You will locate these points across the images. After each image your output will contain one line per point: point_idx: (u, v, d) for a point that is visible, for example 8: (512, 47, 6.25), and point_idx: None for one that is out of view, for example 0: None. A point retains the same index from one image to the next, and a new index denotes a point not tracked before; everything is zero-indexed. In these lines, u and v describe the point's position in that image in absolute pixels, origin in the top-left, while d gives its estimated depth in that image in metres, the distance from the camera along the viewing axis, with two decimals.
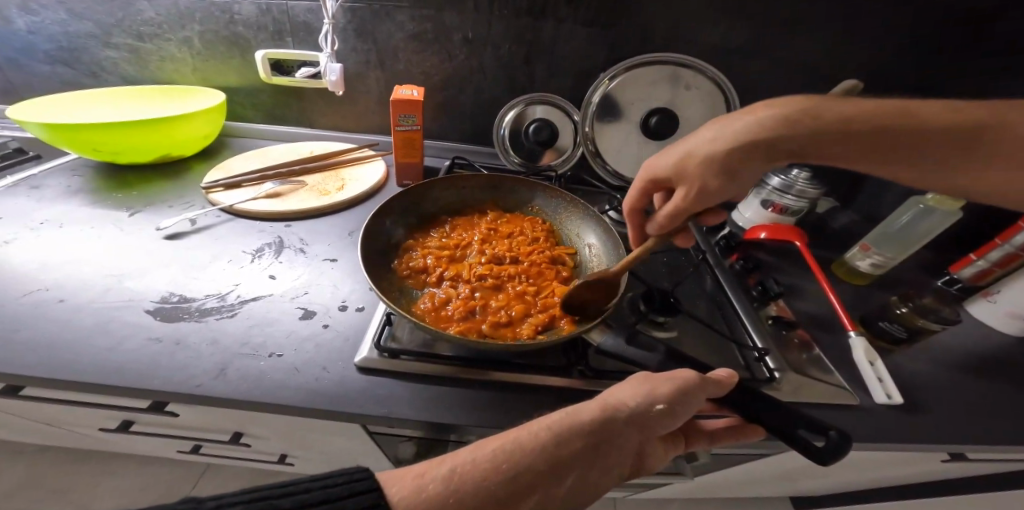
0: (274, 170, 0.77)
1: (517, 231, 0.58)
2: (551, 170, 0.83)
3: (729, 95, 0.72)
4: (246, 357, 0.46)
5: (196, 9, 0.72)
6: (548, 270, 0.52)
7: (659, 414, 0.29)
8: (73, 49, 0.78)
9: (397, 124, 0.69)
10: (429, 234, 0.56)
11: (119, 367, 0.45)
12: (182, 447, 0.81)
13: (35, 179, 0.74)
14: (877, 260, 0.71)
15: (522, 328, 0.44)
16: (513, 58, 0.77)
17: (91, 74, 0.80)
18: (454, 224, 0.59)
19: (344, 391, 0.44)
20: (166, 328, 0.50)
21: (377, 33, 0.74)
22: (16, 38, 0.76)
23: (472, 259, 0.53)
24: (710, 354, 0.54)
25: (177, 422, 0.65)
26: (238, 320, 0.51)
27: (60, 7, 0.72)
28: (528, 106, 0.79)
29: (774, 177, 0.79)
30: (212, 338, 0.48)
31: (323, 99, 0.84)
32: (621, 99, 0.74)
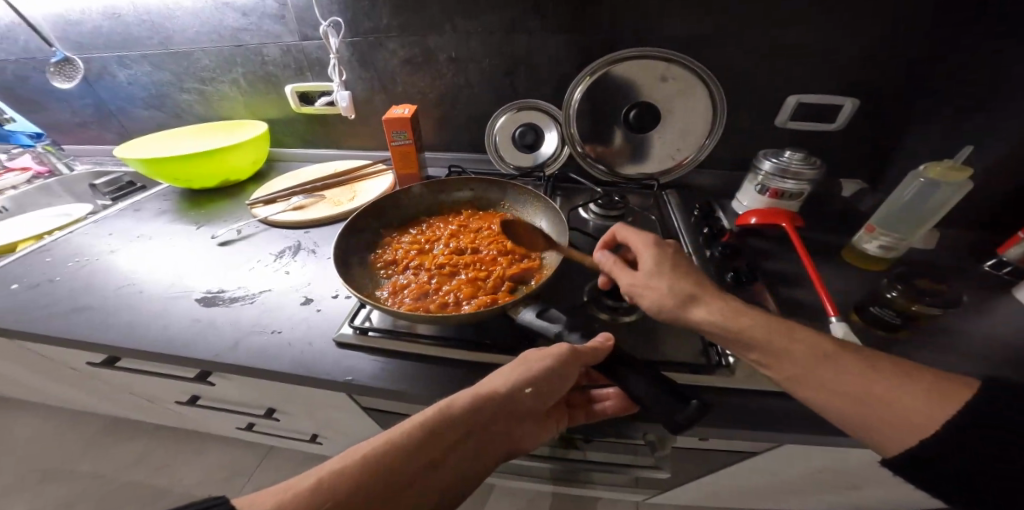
0: (301, 187, 0.87)
1: (485, 226, 0.64)
2: (541, 171, 0.88)
3: (708, 84, 0.72)
4: (255, 333, 0.57)
5: (239, 55, 0.88)
6: (502, 257, 0.57)
7: (532, 389, 0.38)
8: (158, 96, 0.98)
9: (392, 140, 0.77)
10: (407, 231, 0.64)
11: (169, 341, 0.57)
12: (240, 424, 0.96)
13: (138, 203, 0.89)
14: (885, 242, 0.63)
15: (465, 307, 0.50)
16: (495, 70, 0.83)
17: (173, 114, 1.01)
18: (431, 222, 0.66)
19: (321, 362, 0.52)
20: (206, 311, 0.61)
21: (379, 61, 0.85)
22: (121, 90, 0.98)
23: (437, 251, 0.59)
24: (662, 340, 0.54)
25: (226, 396, 0.79)
26: (256, 305, 0.61)
27: (144, 62, 0.92)
28: (514, 113, 0.85)
29: (766, 161, 0.72)
30: (235, 319, 0.59)
31: (342, 122, 0.97)
32: (599, 99, 0.78)
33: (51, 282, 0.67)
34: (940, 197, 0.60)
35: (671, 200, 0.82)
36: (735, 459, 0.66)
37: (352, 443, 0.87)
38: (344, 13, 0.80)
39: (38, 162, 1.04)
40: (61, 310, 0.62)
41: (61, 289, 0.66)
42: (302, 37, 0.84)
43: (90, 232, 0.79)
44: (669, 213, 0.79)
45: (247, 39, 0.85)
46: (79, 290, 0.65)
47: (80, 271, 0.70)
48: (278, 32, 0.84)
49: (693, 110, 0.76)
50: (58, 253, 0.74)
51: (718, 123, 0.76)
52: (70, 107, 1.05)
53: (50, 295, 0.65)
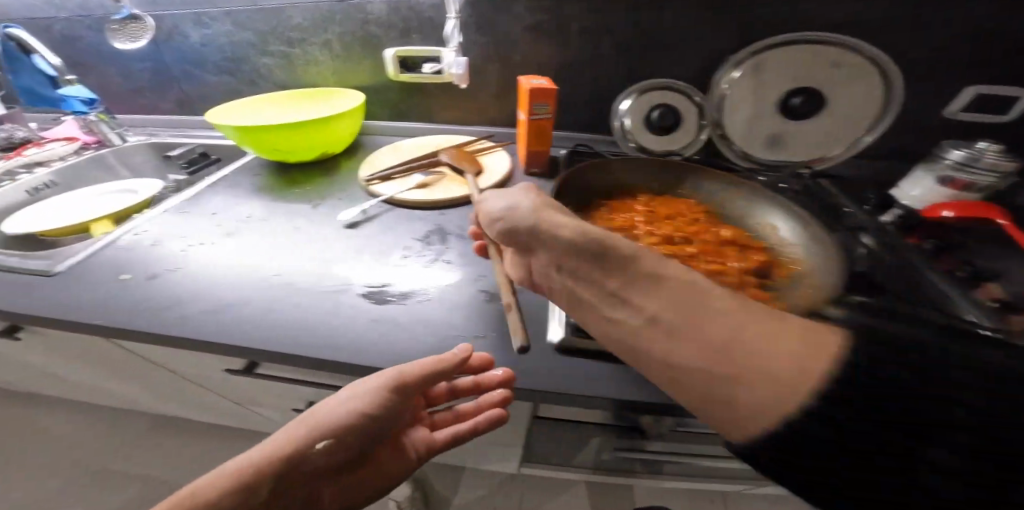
0: (416, 162, 0.74)
1: (678, 212, 0.55)
2: (678, 154, 0.79)
3: (890, 73, 0.66)
4: (450, 337, 0.45)
5: (338, 12, 0.78)
6: (726, 249, 0.48)
7: (348, 430, 0.38)
8: (235, 59, 0.87)
9: (530, 113, 0.68)
10: (588, 217, 0.54)
11: (346, 346, 0.43)
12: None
13: (228, 179, 0.76)
14: None
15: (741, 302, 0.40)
16: (632, 39, 0.75)
17: (250, 80, 0.90)
18: (608, 207, 0.57)
19: (538, 372, 0.41)
20: (381, 310, 0.48)
21: (502, 25, 0.76)
22: (192, 51, 0.88)
23: (643, 240, 0.50)
24: None
25: None
26: (434, 303, 0.49)
27: (227, 19, 0.82)
28: (654, 90, 0.75)
29: (952, 150, 0.64)
30: (415, 319, 0.47)
31: (442, 94, 0.87)
32: (757, 84, 0.70)
33: (168, 274, 0.52)
34: None
35: (832, 188, 0.73)
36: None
37: (465, 459, 0.78)
38: None
39: (88, 131, 0.90)
40: (195, 308, 0.47)
41: (185, 283, 0.51)
42: None
43: (185, 213, 0.64)
44: (845, 202, 0.69)
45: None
46: (210, 283, 0.51)
47: (198, 259, 0.54)
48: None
49: (862, 99, 0.69)
50: (161, 239, 0.58)
51: (885, 116, 0.70)
52: (127, 72, 0.93)
53: (173, 290, 0.50)
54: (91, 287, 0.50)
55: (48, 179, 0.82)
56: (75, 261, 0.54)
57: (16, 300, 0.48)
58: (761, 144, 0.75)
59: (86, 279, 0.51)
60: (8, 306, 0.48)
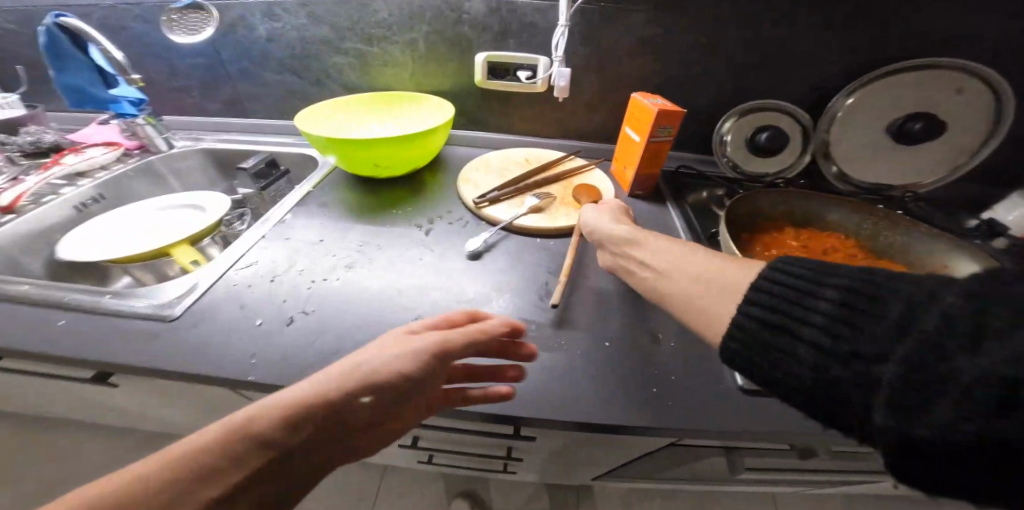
0: (524, 184, 0.71)
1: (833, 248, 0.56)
2: (781, 179, 0.78)
3: (1006, 105, 0.66)
4: (637, 389, 0.44)
5: (429, 10, 0.71)
6: None
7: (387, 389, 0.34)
8: (303, 57, 0.78)
9: (653, 134, 0.66)
10: (748, 250, 0.56)
11: (537, 403, 0.42)
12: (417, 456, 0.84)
13: (316, 194, 0.70)
14: None
15: None
16: (747, 55, 0.72)
17: (315, 81, 0.82)
18: (759, 241, 0.58)
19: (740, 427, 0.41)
20: (554, 358, 0.46)
21: (611, 33, 0.71)
22: (253, 46, 0.78)
23: None
24: None
25: (470, 441, 0.65)
26: (605, 349, 0.48)
27: (302, 12, 0.73)
28: (761, 111, 0.73)
29: None
30: (594, 367, 0.46)
31: (531, 102, 0.81)
32: (867, 108, 0.71)
33: (305, 318, 0.47)
34: None
35: (932, 211, 0.74)
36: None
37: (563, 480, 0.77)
38: None
39: (131, 135, 0.79)
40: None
41: (332, 327, 0.46)
42: None
43: (290, 238, 0.59)
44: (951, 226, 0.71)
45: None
46: (360, 326, 0.47)
47: (329, 296, 0.50)
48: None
49: (971, 128, 0.70)
50: (278, 273, 0.53)
51: (994, 144, 0.70)
52: (173, 67, 0.84)
53: (321, 335, 0.45)
54: (230, 335, 0.45)
55: (94, 192, 0.72)
56: (191, 302, 0.48)
57: (146, 355, 0.42)
58: (863, 167, 0.76)
59: (218, 324, 0.46)
60: (143, 362, 0.42)
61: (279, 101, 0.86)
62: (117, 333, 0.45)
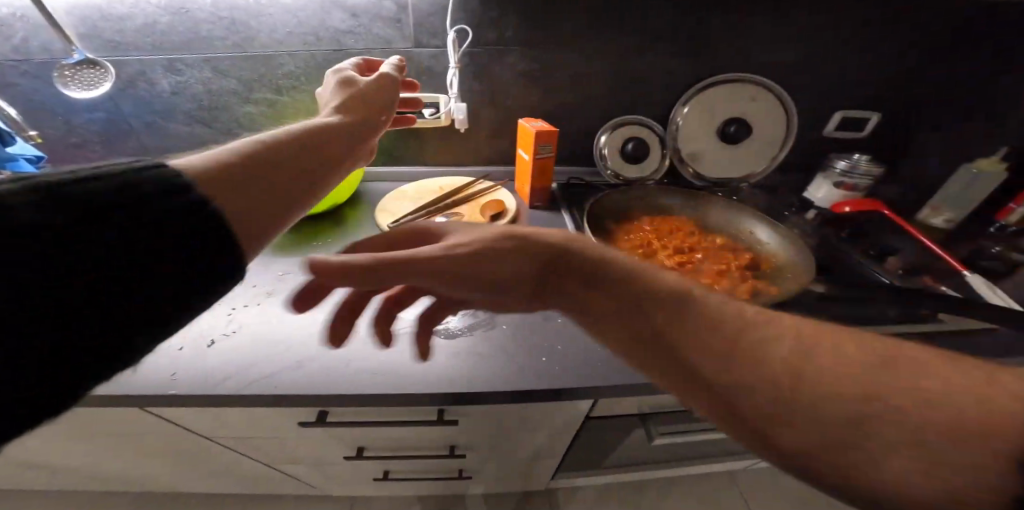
0: (433, 207, 0.81)
1: (676, 227, 0.72)
2: (648, 179, 0.96)
3: (788, 105, 0.89)
4: (526, 358, 0.55)
5: (332, 61, 0.77)
6: (718, 252, 0.67)
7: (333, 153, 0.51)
8: (213, 107, 0.82)
9: (537, 153, 0.80)
10: (614, 235, 0.70)
11: (438, 381, 0.50)
12: (376, 473, 0.90)
13: None
14: (948, 217, 0.87)
15: (740, 290, 0.59)
16: (610, 87, 0.89)
17: (227, 130, 0.85)
18: (623, 228, 0.72)
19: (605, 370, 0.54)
20: (455, 344, 0.55)
21: (496, 75, 0.85)
22: (159, 100, 0.81)
23: (659, 252, 0.66)
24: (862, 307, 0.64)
25: (414, 441, 0.76)
26: (501, 333, 0.58)
27: (206, 66, 0.76)
28: (622, 127, 0.92)
29: (838, 162, 0.90)
30: (492, 347, 0.56)
31: (439, 137, 0.92)
32: (699, 117, 0.90)
33: (225, 339, 0.52)
34: (981, 184, 0.83)
35: (764, 198, 0.96)
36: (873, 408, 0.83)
37: (503, 463, 0.88)
38: (472, 22, 0.78)
39: None
40: (281, 364, 0.50)
41: (253, 345, 0.52)
42: (415, 44, 0.78)
43: None
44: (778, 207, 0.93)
45: (351, 43, 0.75)
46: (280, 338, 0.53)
47: (252, 319, 0.56)
48: (390, 37, 0.76)
49: (775, 127, 0.91)
50: None
51: (793, 134, 0.92)
52: (77, 124, 0.85)
53: (243, 351, 0.51)
54: (150, 363, 0.49)
55: None
56: None
57: None
58: (708, 164, 0.95)
59: None
60: None
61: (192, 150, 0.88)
62: None
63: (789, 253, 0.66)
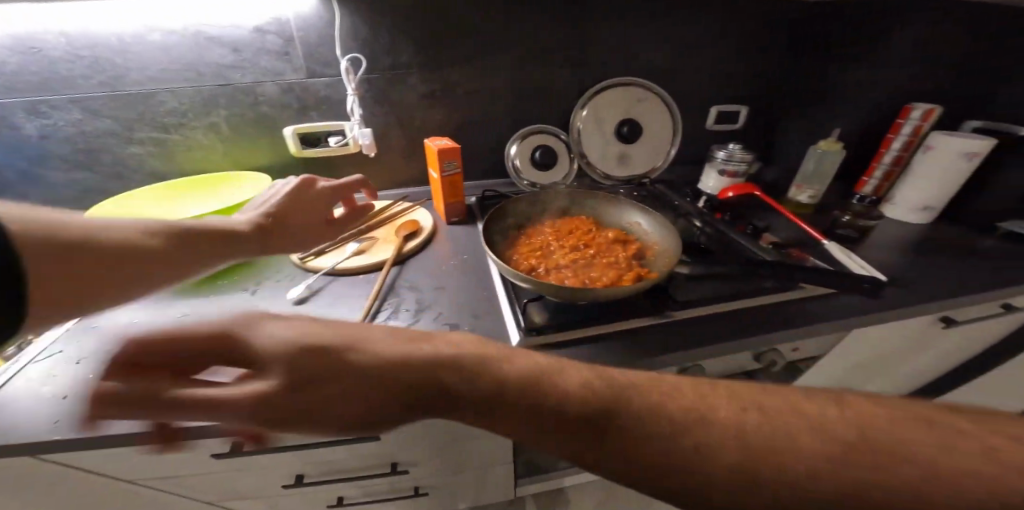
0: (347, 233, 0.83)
1: (574, 226, 0.79)
2: (559, 182, 1.01)
3: (666, 101, 1.01)
4: None
5: (221, 96, 0.77)
6: (609, 245, 0.74)
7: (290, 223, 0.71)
8: (90, 150, 0.78)
9: (443, 170, 0.84)
10: (518, 242, 0.76)
11: None
12: (328, 502, 0.84)
13: None
14: (811, 193, 1.01)
15: (624, 280, 0.65)
16: (509, 100, 0.95)
17: (113, 175, 0.81)
18: (525, 233, 0.78)
19: None
20: None
21: (395, 99, 0.87)
22: (26, 147, 0.75)
23: (556, 251, 0.72)
24: (742, 283, 0.72)
25: (348, 461, 0.72)
26: None
27: (74, 107, 0.73)
28: (527, 137, 0.97)
29: (719, 153, 1.04)
30: None
31: (350, 163, 0.93)
32: (595, 121, 0.98)
33: None
34: (826, 163, 0.99)
35: (664, 190, 1.06)
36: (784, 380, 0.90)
37: (461, 483, 0.85)
38: (364, 51, 0.80)
39: None
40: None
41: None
42: (308, 75, 0.79)
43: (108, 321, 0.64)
44: (676, 197, 1.03)
45: (238, 77, 0.76)
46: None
47: None
48: (280, 69, 0.77)
49: (661, 121, 1.02)
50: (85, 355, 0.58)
51: (677, 126, 1.04)
52: None
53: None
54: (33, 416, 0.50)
55: None
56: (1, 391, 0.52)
57: None
58: (611, 162, 1.03)
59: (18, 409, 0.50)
60: None
61: (72, 199, 0.82)
62: None
63: (667, 238, 0.74)
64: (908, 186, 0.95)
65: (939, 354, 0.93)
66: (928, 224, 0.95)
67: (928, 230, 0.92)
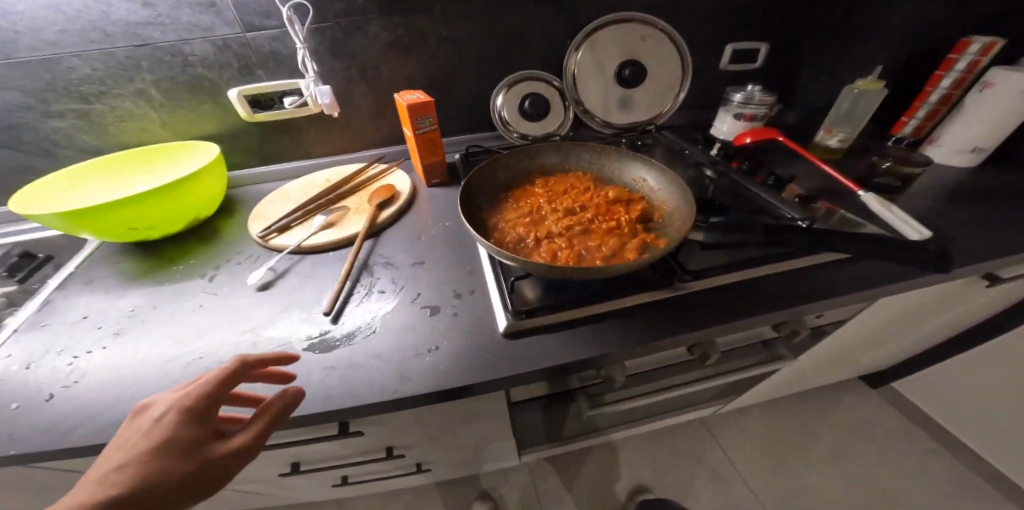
0: (313, 203, 0.74)
1: (570, 184, 0.69)
2: (554, 134, 0.90)
3: (676, 40, 0.87)
4: (412, 357, 0.51)
5: (142, 57, 0.65)
6: (609, 206, 0.65)
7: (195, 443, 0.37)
8: (7, 128, 0.68)
9: (416, 127, 0.73)
10: (501, 207, 0.66)
11: (309, 399, 0.46)
12: (333, 481, 0.79)
13: (77, 275, 0.64)
14: (842, 135, 0.90)
15: (627, 251, 0.57)
16: (489, 44, 0.81)
17: (41, 155, 0.71)
18: (513, 195, 0.69)
19: (501, 353, 0.51)
20: (330, 357, 0.50)
21: (354, 50, 0.74)
22: None
23: (549, 216, 0.63)
24: (763, 248, 0.64)
25: (339, 451, 0.67)
26: (385, 334, 0.53)
27: None
28: (516, 85, 0.85)
29: (736, 94, 0.93)
30: (373, 353, 0.51)
31: (313, 126, 0.82)
32: (591, 63, 0.85)
33: (65, 393, 0.47)
34: (867, 103, 0.89)
35: (671, 138, 0.95)
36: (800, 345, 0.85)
37: (463, 457, 0.82)
38: None
39: None
40: (127, 408, 0.45)
41: (96, 391, 0.47)
42: (246, 28, 0.66)
43: (50, 323, 0.55)
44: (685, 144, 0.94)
45: (156, 36, 0.64)
46: (130, 379, 0.48)
47: (99, 368, 0.49)
48: (207, 24, 0.64)
49: (670, 63, 0.88)
50: (35, 359, 0.50)
51: (689, 69, 0.90)
52: None
53: (88, 400, 0.46)
54: None
55: None
56: None
57: None
58: (613, 110, 0.91)
59: None
60: None
61: (6, 183, 0.74)
62: None
63: (676, 198, 0.64)
64: (955, 125, 0.83)
65: (971, 307, 0.87)
66: (975, 168, 0.84)
67: (974, 176, 0.81)
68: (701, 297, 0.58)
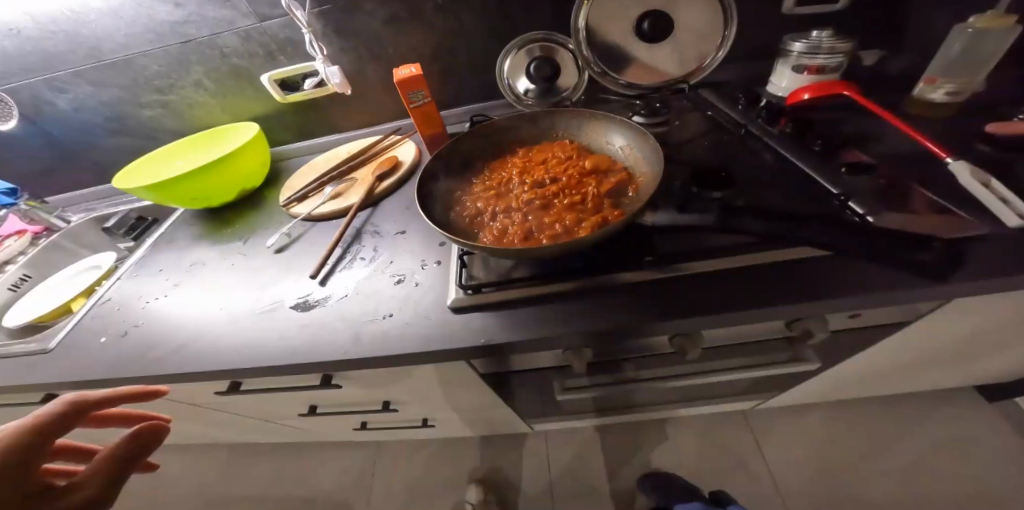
0: (328, 175, 0.83)
1: (551, 155, 0.67)
2: (566, 99, 0.85)
3: None
4: (368, 322, 0.58)
5: (192, 53, 0.79)
6: (581, 179, 0.61)
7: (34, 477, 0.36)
8: (120, 118, 0.89)
9: (409, 102, 0.76)
10: (475, 181, 0.67)
11: (283, 348, 0.56)
12: (353, 424, 0.94)
13: (165, 236, 0.84)
14: (952, 87, 0.69)
15: (579, 231, 0.54)
16: (487, 8, 0.78)
17: (146, 137, 0.93)
18: (490, 167, 0.69)
19: (443, 327, 0.55)
20: (307, 314, 0.60)
21: (356, 28, 0.78)
22: (75, 120, 0.90)
23: (516, 190, 0.63)
24: (761, 234, 0.54)
25: (341, 400, 0.79)
26: (353, 299, 0.61)
27: (83, 80, 0.83)
28: (522, 49, 0.81)
29: (795, 43, 0.74)
30: (339, 315, 0.60)
31: (335, 103, 0.90)
32: (604, 18, 0.76)
33: (134, 330, 0.64)
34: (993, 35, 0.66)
35: (708, 98, 0.83)
36: (840, 350, 0.72)
37: (461, 417, 0.90)
38: None
39: (30, 221, 0.94)
40: (168, 343, 0.61)
41: (155, 330, 0.64)
42: (260, 18, 0.74)
43: (141, 274, 0.75)
44: (718, 105, 0.81)
45: (194, 33, 0.76)
46: (171, 324, 0.63)
47: (159, 313, 0.66)
48: (229, 18, 0.74)
49: (700, 8, 0.75)
50: (125, 301, 0.70)
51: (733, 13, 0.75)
52: (32, 154, 0.98)
53: (149, 334, 0.63)
54: (87, 354, 0.62)
55: (21, 273, 0.87)
56: (63, 335, 0.66)
57: (32, 377, 0.62)
58: (635, 68, 0.81)
59: (82, 346, 0.64)
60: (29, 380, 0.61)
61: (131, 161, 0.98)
62: (17, 366, 0.65)
63: (653, 173, 0.58)
64: None
65: None
66: None
67: None
68: (664, 286, 0.53)
